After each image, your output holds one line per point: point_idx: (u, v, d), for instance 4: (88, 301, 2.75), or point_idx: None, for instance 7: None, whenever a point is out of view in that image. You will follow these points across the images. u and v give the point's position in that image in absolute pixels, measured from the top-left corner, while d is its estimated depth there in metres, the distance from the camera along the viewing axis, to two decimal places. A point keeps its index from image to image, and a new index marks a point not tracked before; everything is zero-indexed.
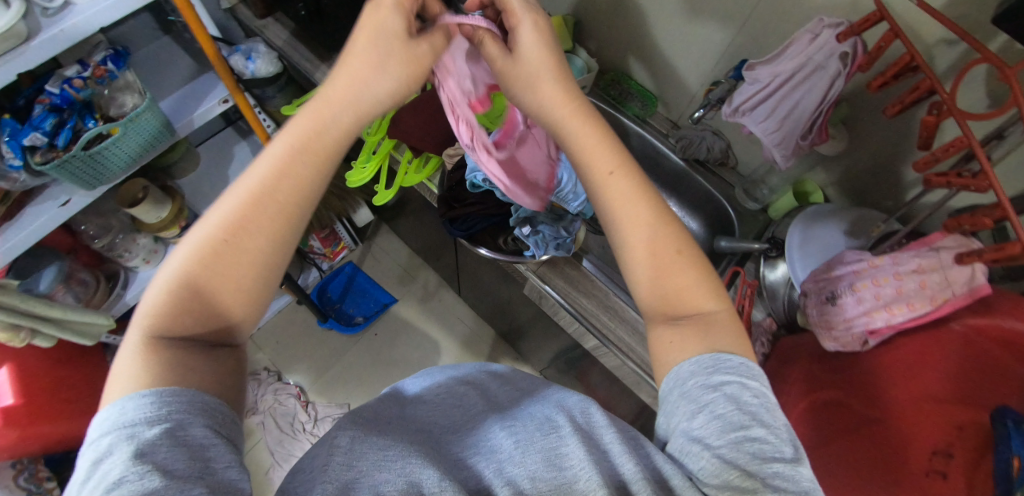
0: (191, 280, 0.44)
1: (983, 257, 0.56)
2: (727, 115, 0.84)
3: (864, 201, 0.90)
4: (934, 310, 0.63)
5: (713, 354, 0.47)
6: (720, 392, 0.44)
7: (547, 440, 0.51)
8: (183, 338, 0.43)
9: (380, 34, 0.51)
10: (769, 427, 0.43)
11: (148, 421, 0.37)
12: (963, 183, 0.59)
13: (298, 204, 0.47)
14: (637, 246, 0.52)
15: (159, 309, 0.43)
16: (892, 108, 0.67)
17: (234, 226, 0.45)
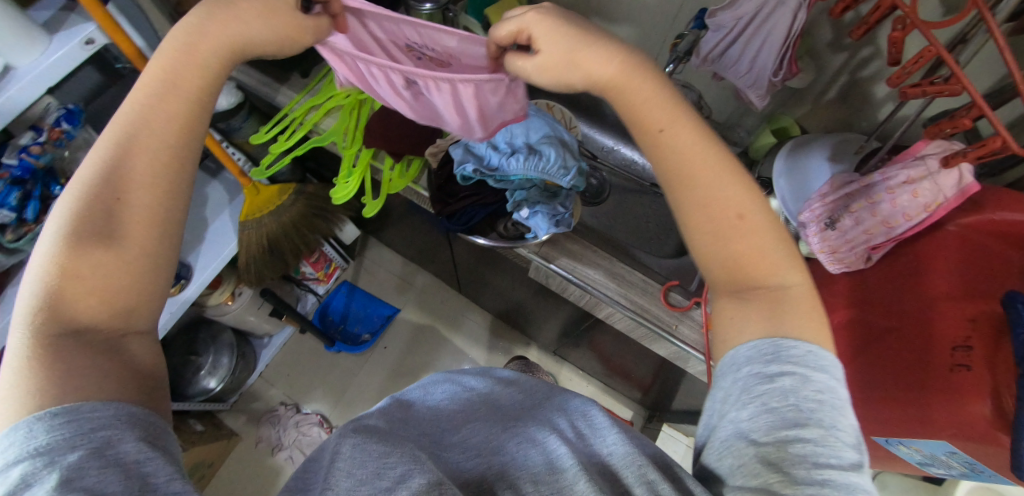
0: (66, 275, 0.45)
1: (967, 157, 0.59)
2: (698, 64, 0.87)
3: (840, 124, 0.95)
4: (929, 216, 0.65)
5: (775, 342, 0.49)
6: (777, 390, 0.46)
7: (545, 454, 0.52)
8: (67, 335, 0.44)
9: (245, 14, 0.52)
10: (824, 429, 0.44)
11: (66, 443, 0.39)
12: (937, 90, 0.61)
13: (160, 185, 0.49)
14: (691, 215, 0.54)
15: (35, 311, 0.44)
16: (857, 31, 0.68)
17: (98, 211, 0.47)
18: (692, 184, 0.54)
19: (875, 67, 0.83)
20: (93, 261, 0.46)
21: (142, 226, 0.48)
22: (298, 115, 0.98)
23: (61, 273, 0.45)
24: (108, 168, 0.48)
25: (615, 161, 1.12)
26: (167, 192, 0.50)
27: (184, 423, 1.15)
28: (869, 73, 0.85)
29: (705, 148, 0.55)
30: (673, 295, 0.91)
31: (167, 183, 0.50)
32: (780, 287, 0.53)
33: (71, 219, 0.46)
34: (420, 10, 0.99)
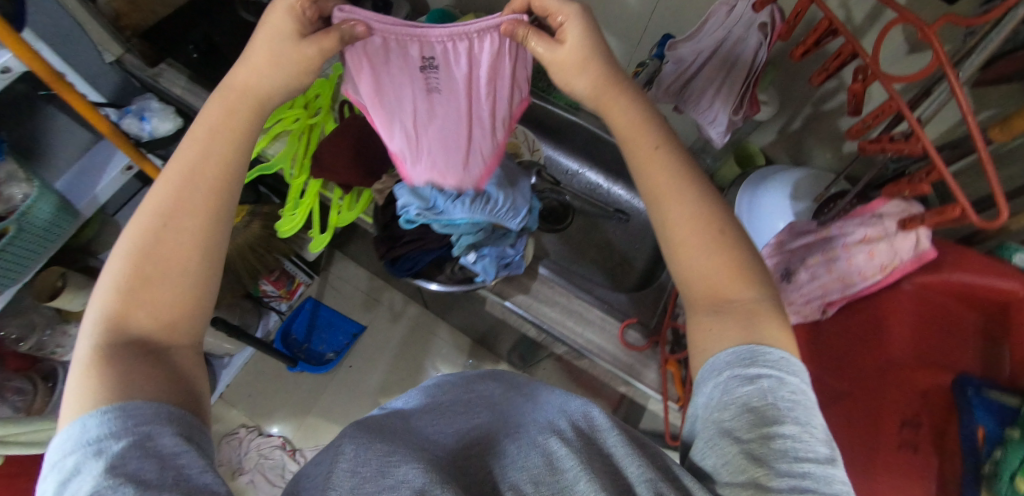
0: (125, 285, 0.43)
1: (925, 222, 0.56)
2: (659, 97, 0.82)
3: (804, 155, 0.93)
4: (884, 278, 0.62)
5: (751, 345, 0.46)
6: (751, 390, 0.43)
7: (547, 465, 0.43)
8: (127, 345, 0.42)
9: (277, 33, 0.51)
10: (802, 427, 0.41)
11: (112, 434, 0.37)
12: (898, 148, 0.57)
13: (223, 190, 0.48)
14: (679, 223, 0.51)
15: (109, 316, 0.43)
16: (817, 77, 0.64)
17: (153, 230, 0.45)
18: (680, 198, 0.51)
19: (840, 101, 0.81)
20: (158, 265, 0.44)
21: (193, 239, 0.45)
22: None
23: (118, 292, 0.43)
24: (179, 171, 0.47)
25: (580, 184, 1.08)
26: (216, 201, 0.47)
27: None
28: (833, 106, 0.82)
29: (676, 177, 0.52)
30: (630, 333, 0.89)
31: (218, 203, 0.47)
32: (744, 300, 0.49)
33: (127, 241, 0.45)
34: None
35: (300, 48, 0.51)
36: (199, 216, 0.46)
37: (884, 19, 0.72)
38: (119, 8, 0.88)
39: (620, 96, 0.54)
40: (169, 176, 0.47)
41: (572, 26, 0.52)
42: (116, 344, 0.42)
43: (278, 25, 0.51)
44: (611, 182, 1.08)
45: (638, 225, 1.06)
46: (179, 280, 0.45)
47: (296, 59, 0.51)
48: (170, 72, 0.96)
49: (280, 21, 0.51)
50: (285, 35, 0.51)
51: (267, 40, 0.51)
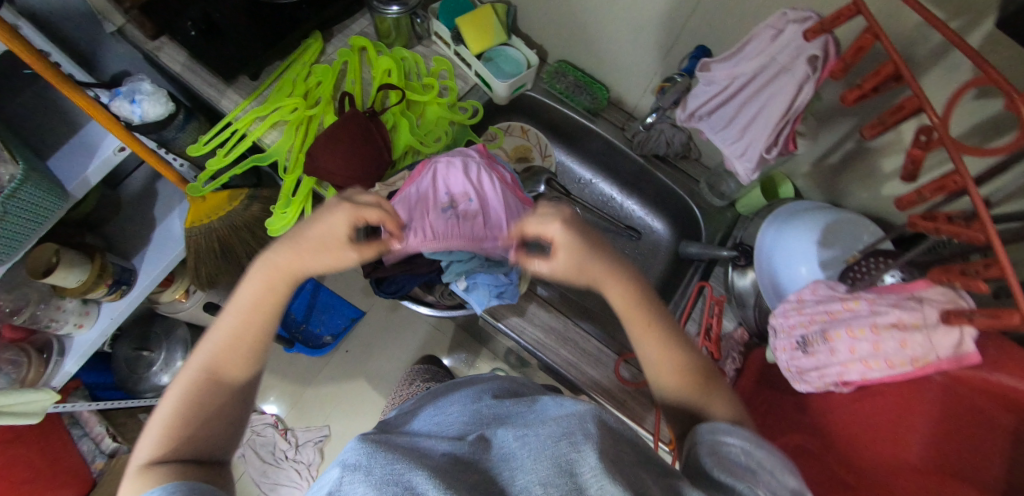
0: (180, 411, 0.51)
1: (972, 321, 0.48)
2: (682, 120, 0.73)
3: (838, 192, 0.84)
4: (914, 371, 0.54)
5: (727, 420, 0.48)
6: (728, 446, 0.46)
7: (568, 449, 0.43)
8: (179, 459, 0.49)
9: (326, 231, 0.56)
10: (773, 472, 0.43)
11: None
12: (955, 232, 0.48)
13: (267, 328, 0.56)
14: (662, 369, 0.57)
15: (162, 436, 0.49)
16: (870, 130, 0.55)
17: (222, 355, 0.54)
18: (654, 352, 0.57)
19: (886, 141, 0.71)
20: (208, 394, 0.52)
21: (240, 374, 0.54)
22: (240, 126, 0.89)
23: (182, 406, 0.51)
24: (233, 317, 0.55)
25: (592, 195, 1.05)
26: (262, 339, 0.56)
27: (133, 419, 1.17)
28: (879, 145, 0.73)
29: (644, 326, 0.58)
30: (626, 369, 0.83)
31: (263, 344, 0.56)
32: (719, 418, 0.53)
33: (199, 361, 0.54)
34: (386, 13, 0.89)
35: (346, 247, 0.57)
36: (254, 346, 0.55)
37: (952, 58, 0.62)
38: None
39: (617, 278, 0.58)
40: (240, 306, 0.56)
41: (567, 240, 0.57)
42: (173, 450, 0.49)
43: (331, 226, 0.56)
44: (625, 196, 1.04)
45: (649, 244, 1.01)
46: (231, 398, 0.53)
47: (337, 255, 0.57)
48: (170, 47, 0.94)
49: (334, 225, 0.56)
50: (336, 235, 0.56)
51: (319, 237, 0.56)
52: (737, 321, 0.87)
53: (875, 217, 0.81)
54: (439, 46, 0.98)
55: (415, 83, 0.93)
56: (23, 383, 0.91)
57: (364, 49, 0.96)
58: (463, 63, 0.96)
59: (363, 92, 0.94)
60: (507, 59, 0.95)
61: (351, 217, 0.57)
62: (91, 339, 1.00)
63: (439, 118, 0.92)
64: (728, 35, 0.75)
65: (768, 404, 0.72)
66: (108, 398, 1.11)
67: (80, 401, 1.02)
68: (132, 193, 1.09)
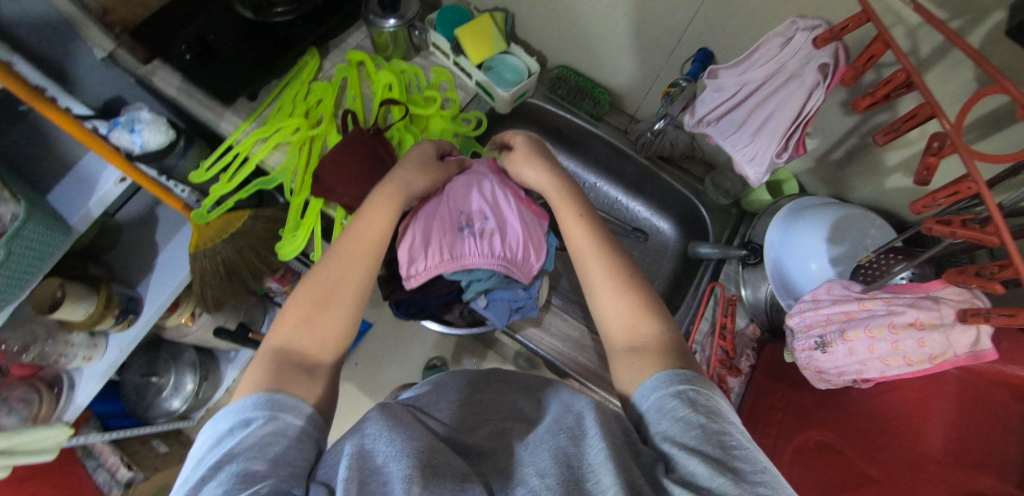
0: (306, 309, 0.56)
1: (989, 320, 0.50)
2: (690, 126, 0.74)
3: (840, 187, 0.86)
4: (932, 367, 0.56)
5: (669, 371, 0.52)
6: (675, 395, 0.50)
7: (570, 445, 0.48)
8: (297, 352, 0.53)
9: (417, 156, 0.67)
10: (723, 423, 0.47)
11: (259, 406, 0.47)
12: (969, 235, 0.50)
13: (378, 245, 0.61)
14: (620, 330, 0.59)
15: (291, 329, 0.55)
16: (882, 137, 0.57)
17: (344, 265, 0.59)
18: (626, 343, 0.58)
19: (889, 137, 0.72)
20: (324, 295, 0.57)
21: (354, 284, 0.58)
22: (242, 149, 0.88)
23: (304, 303, 0.56)
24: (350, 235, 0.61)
25: (598, 199, 1.06)
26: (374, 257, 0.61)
27: (145, 446, 1.14)
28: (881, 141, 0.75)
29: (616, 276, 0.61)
30: None
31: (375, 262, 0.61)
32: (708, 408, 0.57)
33: (326, 264, 0.59)
34: (384, 27, 0.88)
35: (436, 162, 0.69)
36: (367, 267, 0.60)
37: (952, 57, 0.64)
38: (106, 4, 0.84)
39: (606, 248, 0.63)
40: (364, 227, 0.61)
41: (530, 146, 0.71)
42: (289, 345, 0.54)
43: (424, 149, 0.69)
44: (630, 197, 1.05)
45: (656, 245, 1.03)
46: (342, 310, 0.57)
47: (434, 174, 0.68)
48: (164, 70, 0.92)
49: (424, 149, 0.69)
50: (428, 157, 0.69)
51: (417, 158, 0.68)
52: (748, 318, 0.88)
53: (879, 209, 0.83)
54: (438, 57, 0.98)
55: (416, 97, 0.93)
56: (36, 419, 0.90)
57: (362, 62, 0.96)
58: (462, 72, 0.96)
59: (364, 108, 0.93)
60: (506, 66, 0.94)
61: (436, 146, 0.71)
62: (100, 371, 0.99)
63: (443, 131, 0.92)
64: (730, 39, 0.76)
65: (787, 400, 0.74)
66: (120, 426, 1.09)
67: (93, 432, 1.00)
68: (131, 220, 1.07)
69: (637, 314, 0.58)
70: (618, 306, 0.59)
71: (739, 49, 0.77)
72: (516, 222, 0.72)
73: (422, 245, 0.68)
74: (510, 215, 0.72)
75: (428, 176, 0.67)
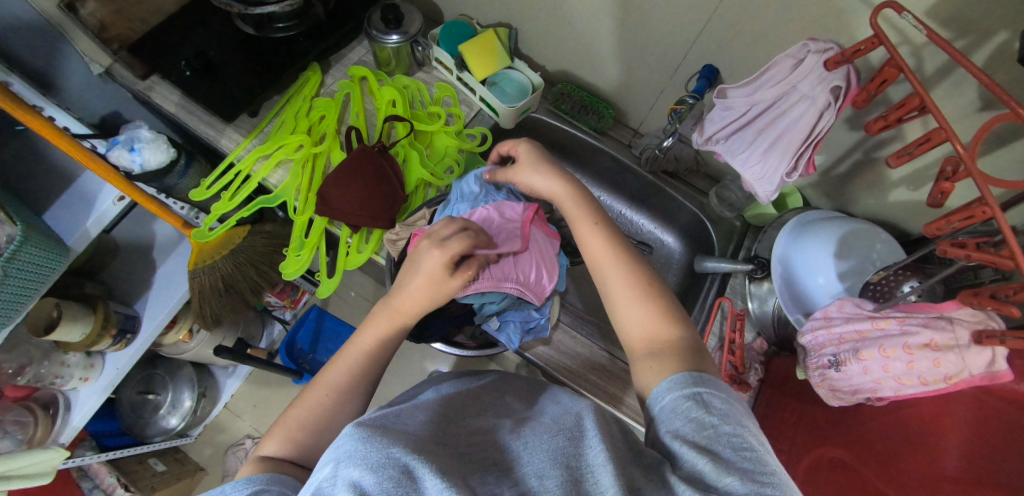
0: (302, 420, 0.55)
1: (1005, 342, 0.50)
2: (699, 144, 0.75)
3: (845, 201, 0.86)
4: (947, 387, 0.55)
5: (691, 371, 0.52)
6: (691, 396, 0.50)
7: (570, 445, 0.48)
8: (288, 463, 0.53)
9: (431, 268, 0.60)
10: (736, 425, 0.47)
11: (242, 484, 0.48)
12: (984, 258, 0.50)
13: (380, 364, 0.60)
14: (636, 341, 0.58)
15: (286, 439, 0.54)
16: (896, 160, 0.58)
17: (338, 392, 0.57)
18: (646, 361, 0.56)
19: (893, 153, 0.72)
20: (321, 410, 0.56)
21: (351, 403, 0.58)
22: (243, 168, 0.87)
23: (297, 420, 0.55)
24: (358, 351, 0.60)
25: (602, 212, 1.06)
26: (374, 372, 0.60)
27: (142, 466, 1.11)
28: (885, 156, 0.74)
29: (623, 292, 0.60)
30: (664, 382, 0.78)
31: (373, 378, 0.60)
32: None
33: (319, 388, 0.58)
34: (386, 43, 0.87)
35: (449, 277, 0.60)
36: (361, 393, 0.58)
37: (957, 76, 0.63)
38: (104, 19, 0.83)
39: (616, 262, 0.62)
40: (362, 348, 0.60)
41: (529, 154, 0.70)
42: (282, 454, 0.53)
43: (433, 261, 0.60)
44: (634, 210, 1.05)
45: (661, 258, 1.03)
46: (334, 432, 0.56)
47: (442, 290, 0.61)
48: (162, 86, 0.91)
49: (433, 263, 0.60)
50: (436, 273, 0.60)
51: (424, 275, 0.60)
52: (756, 332, 0.89)
53: (884, 222, 0.83)
54: (441, 72, 0.98)
55: (420, 112, 0.93)
56: (31, 443, 0.88)
57: (363, 77, 0.95)
58: (466, 88, 0.96)
59: (367, 124, 0.93)
60: (510, 82, 0.93)
61: (450, 257, 0.60)
62: (96, 392, 0.96)
63: (447, 147, 0.92)
64: (733, 57, 0.76)
65: (798, 415, 0.74)
66: (116, 445, 1.05)
67: (88, 453, 0.98)
68: (127, 237, 1.05)
69: (650, 336, 0.58)
70: (633, 327, 0.59)
71: (743, 67, 0.77)
72: (527, 251, 0.73)
73: None
74: (524, 242, 0.72)
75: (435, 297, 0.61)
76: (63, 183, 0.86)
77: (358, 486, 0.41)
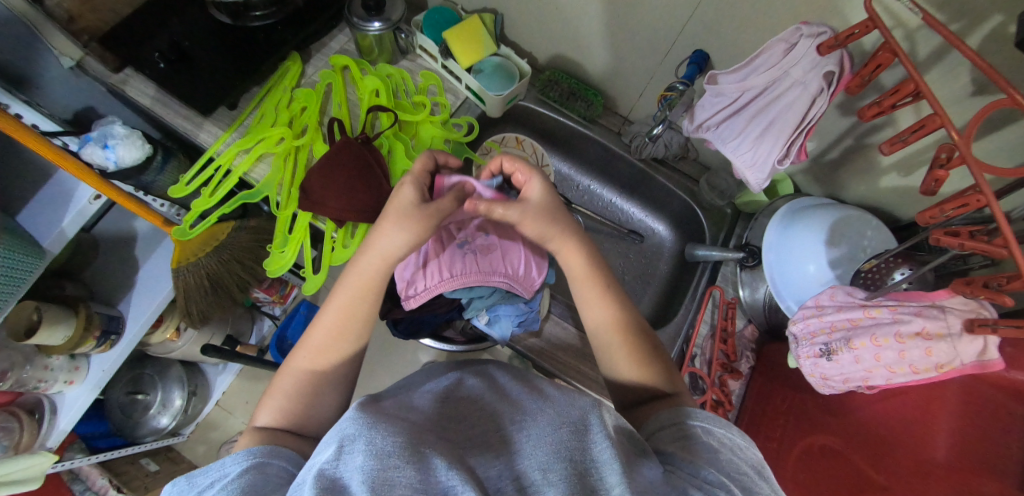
0: (293, 387, 0.56)
1: (997, 331, 0.50)
2: (690, 131, 0.74)
3: (836, 187, 0.85)
4: (938, 376, 0.55)
5: (687, 408, 0.54)
6: (689, 427, 0.51)
7: (574, 439, 0.46)
8: (285, 430, 0.53)
9: (400, 207, 0.58)
10: (733, 453, 0.48)
11: (241, 458, 0.46)
12: (978, 247, 0.49)
13: (359, 320, 0.59)
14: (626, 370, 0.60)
15: (280, 407, 0.55)
16: (889, 147, 0.56)
17: (325, 351, 0.58)
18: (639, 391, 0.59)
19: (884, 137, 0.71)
20: (312, 375, 0.57)
21: (338, 363, 0.58)
22: (223, 162, 0.85)
23: (288, 388, 0.56)
24: (338, 309, 0.59)
25: (593, 202, 1.05)
26: (357, 331, 0.59)
27: (135, 466, 1.10)
28: (876, 141, 0.74)
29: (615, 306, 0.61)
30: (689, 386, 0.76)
31: (355, 336, 0.59)
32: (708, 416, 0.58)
33: (301, 352, 0.58)
34: (367, 30, 0.84)
35: (421, 210, 0.58)
36: (345, 348, 0.58)
37: (950, 60, 0.62)
38: (71, 10, 0.80)
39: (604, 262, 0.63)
40: (339, 304, 0.59)
41: (542, 189, 0.61)
42: (277, 423, 0.54)
43: (404, 193, 0.59)
44: (624, 199, 1.04)
45: (652, 247, 1.02)
46: (327, 393, 0.57)
47: (414, 221, 0.57)
48: (137, 79, 0.88)
49: (408, 193, 0.59)
50: (409, 204, 0.58)
51: (396, 208, 0.58)
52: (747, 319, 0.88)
53: (874, 208, 0.83)
54: (425, 59, 0.95)
55: (404, 102, 0.91)
56: (17, 448, 0.86)
57: (345, 67, 0.92)
58: (451, 76, 0.93)
59: (350, 115, 0.91)
60: (496, 69, 0.91)
61: (420, 186, 0.60)
62: (83, 395, 0.95)
63: (433, 137, 0.90)
64: (724, 41, 0.75)
65: (789, 403, 0.74)
66: (108, 447, 1.04)
67: (79, 456, 0.96)
68: (108, 236, 1.03)
69: None
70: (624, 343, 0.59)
71: (734, 51, 0.75)
72: (517, 241, 0.71)
73: (423, 265, 0.69)
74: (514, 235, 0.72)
75: (404, 230, 0.57)
76: (37, 183, 0.83)
77: (364, 471, 0.40)
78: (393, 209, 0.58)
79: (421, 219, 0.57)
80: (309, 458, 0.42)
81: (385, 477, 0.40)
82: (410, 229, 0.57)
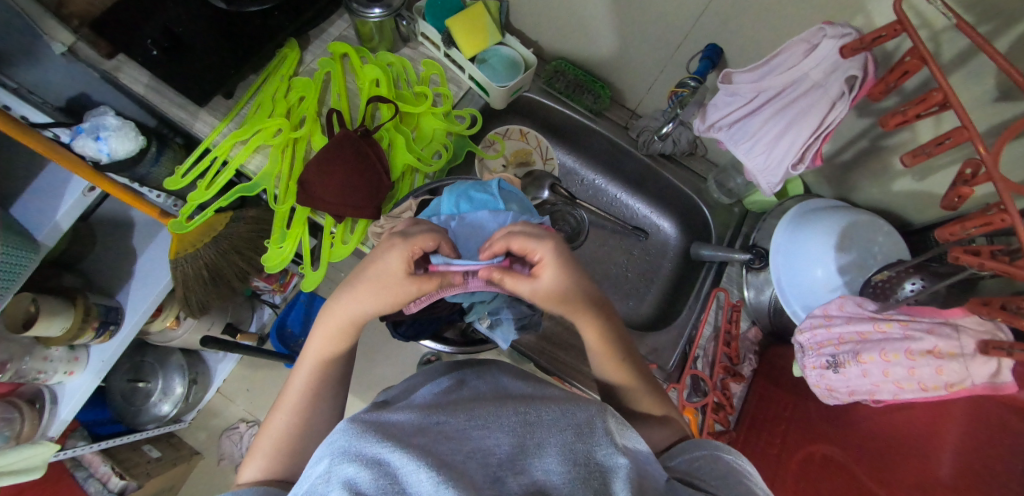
0: (280, 438, 0.56)
1: (1011, 355, 0.49)
2: (701, 130, 0.71)
3: (847, 188, 0.83)
4: (947, 395, 0.54)
5: (697, 439, 0.54)
6: (697, 455, 0.51)
7: (579, 442, 0.44)
8: (276, 482, 0.53)
9: (381, 267, 0.57)
10: (740, 472, 0.48)
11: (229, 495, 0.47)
12: (998, 268, 0.48)
13: (337, 366, 0.59)
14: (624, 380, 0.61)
15: (268, 461, 0.54)
16: (911, 158, 0.54)
17: (308, 398, 0.58)
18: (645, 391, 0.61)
19: (901, 141, 0.69)
20: (299, 424, 0.57)
21: (323, 409, 0.58)
22: (220, 153, 0.82)
23: (274, 438, 0.56)
24: (316, 357, 0.58)
25: (597, 196, 1.03)
26: (336, 376, 0.59)
27: (137, 452, 1.10)
28: (893, 145, 0.71)
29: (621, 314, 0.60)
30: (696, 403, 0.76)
31: (336, 380, 0.59)
32: None
33: (283, 404, 0.58)
34: (367, 16, 0.81)
35: (405, 286, 0.57)
36: (328, 393, 0.59)
37: (977, 64, 0.59)
38: None
39: None
40: (315, 355, 0.59)
41: (555, 260, 0.57)
42: (267, 475, 0.54)
43: (387, 262, 0.56)
44: (629, 194, 1.02)
45: (656, 243, 1.01)
46: (316, 438, 0.57)
47: (396, 293, 0.57)
48: (131, 65, 0.85)
49: (392, 262, 0.56)
50: (393, 273, 0.56)
51: (377, 276, 0.57)
52: (751, 321, 0.88)
53: (885, 212, 0.80)
54: (427, 47, 0.92)
55: (406, 93, 0.88)
56: (18, 438, 0.87)
57: (345, 54, 0.89)
58: (454, 65, 0.90)
59: (350, 105, 0.88)
60: (501, 59, 0.88)
61: (410, 256, 0.57)
62: (83, 384, 0.94)
63: (435, 130, 0.88)
64: (738, 37, 0.72)
65: (791, 410, 0.74)
66: (109, 434, 1.05)
67: (81, 444, 0.97)
68: (105, 225, 1.01)
69: None
70: None
71: (749, 47, 0.72)
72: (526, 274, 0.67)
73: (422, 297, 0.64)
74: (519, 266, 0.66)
75: (380, 290, 0.57)
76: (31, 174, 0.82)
77: (349, 479, 0.40)
78: (373, 267, 0.57)
79: (403, 285, 0.57)
80: (303, 472, 0.43)
81: (367, 486, 0.40)
82: (395, 288, 0.57)
